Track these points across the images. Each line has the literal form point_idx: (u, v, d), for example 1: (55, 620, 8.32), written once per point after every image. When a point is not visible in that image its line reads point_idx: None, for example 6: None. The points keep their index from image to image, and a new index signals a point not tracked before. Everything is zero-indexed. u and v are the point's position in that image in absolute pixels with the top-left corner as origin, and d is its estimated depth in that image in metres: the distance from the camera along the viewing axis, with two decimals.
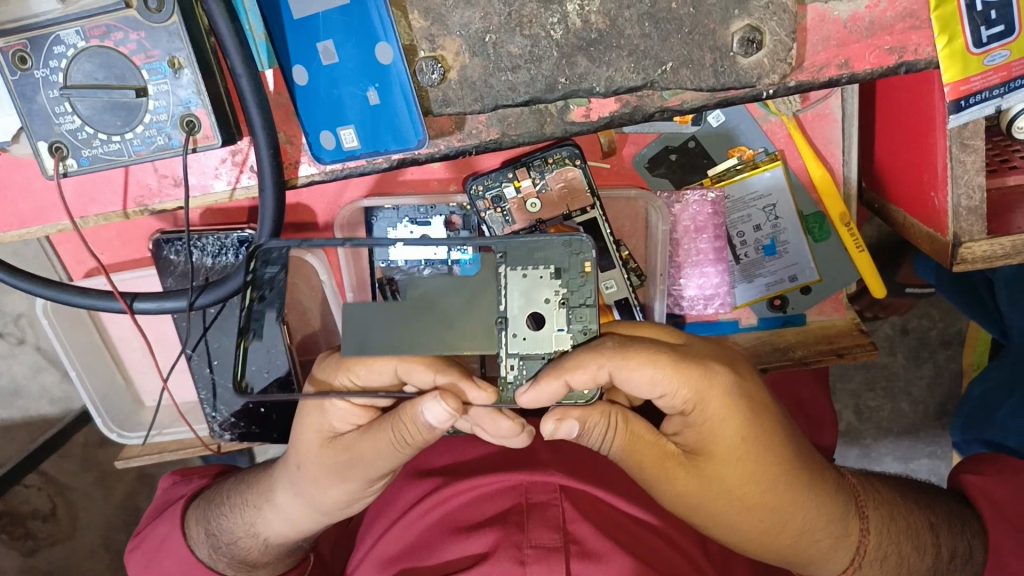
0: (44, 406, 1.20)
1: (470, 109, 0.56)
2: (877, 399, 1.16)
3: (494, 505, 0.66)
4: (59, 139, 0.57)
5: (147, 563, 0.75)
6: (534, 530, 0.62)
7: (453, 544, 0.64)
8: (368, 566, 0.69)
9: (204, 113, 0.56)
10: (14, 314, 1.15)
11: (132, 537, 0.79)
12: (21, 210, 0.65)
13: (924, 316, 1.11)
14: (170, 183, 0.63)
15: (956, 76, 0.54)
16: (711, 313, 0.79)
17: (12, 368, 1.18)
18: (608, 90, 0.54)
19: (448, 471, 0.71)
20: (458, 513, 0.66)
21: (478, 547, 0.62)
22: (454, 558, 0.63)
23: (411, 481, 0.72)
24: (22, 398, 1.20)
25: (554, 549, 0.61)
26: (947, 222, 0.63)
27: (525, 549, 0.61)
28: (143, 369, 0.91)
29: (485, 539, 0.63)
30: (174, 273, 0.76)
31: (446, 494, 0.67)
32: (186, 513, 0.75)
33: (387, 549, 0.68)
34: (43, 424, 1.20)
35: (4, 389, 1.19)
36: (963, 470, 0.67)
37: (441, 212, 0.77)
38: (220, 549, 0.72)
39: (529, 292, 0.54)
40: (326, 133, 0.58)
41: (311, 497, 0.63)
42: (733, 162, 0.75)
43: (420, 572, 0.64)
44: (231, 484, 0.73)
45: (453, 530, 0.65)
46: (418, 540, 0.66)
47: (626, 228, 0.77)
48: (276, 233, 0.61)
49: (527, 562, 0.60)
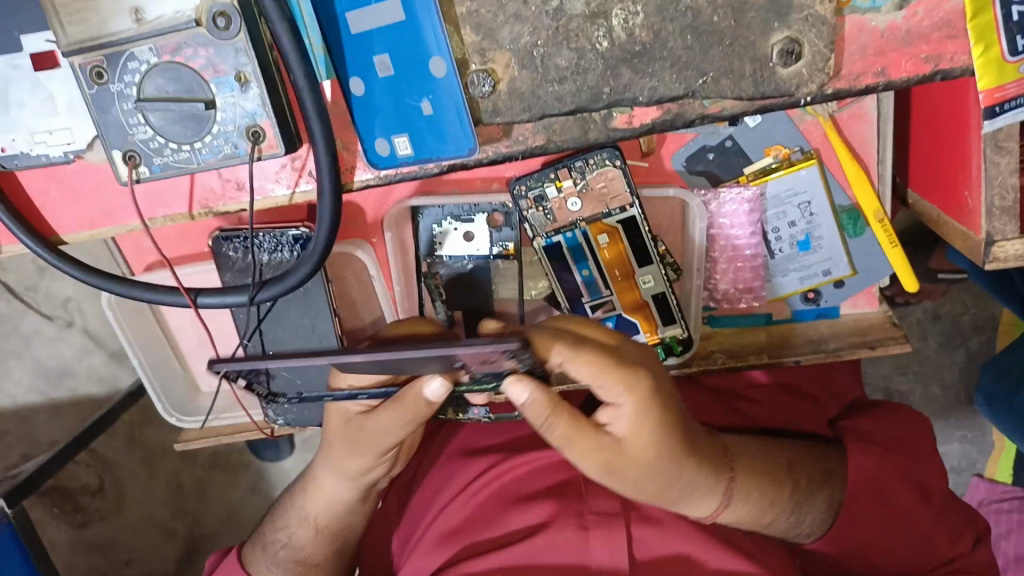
0: (91, 385, 1.26)
1: (518, 118, 0.59)
2: (908, 383, 1.18)
3: (550, 479, 0.74)
4: (132, 147, 0.61)
5: None
6: (593, 499, 0.71)
7: (511, 515, 0.72)
8: (423, 544, 0.76)
9: (269, 124, 0.59)
10: (62, 298, 1.22)
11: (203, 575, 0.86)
12: (92, 212, 0.69)
13: (957, 302, 1.12)
14: (233, 186, 0.67)
15: (990, 84, 0.55)
16: (745, 307, 0.83)
17: (61, 350, 1.24)
18: (650, 99, 0.57)
19: (491, 453, 0.80)
20: (515, 486, 0.75)
21: (537, 516, 0.70)
22: (514, 528, 0.71)
23: (454, 468, 0.81)
24: (70, 378, 1.26)
25: (613, 514, 0.69)
26: (980, 221, 0.65)
27: (586, 516, 0.69)
28: (200, 357, 0.96)
29: (543, 510, 0.71)
30: (233, 268, 0.80)
31: (503, 470, 0.76)
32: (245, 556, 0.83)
33: (443, 526, 0.75)
34: (93, 403, 1.26)
35: (55, 368, 1.25)
36: (843, 419, 0.79)
37: (483, 210, 0.80)
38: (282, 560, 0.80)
39: (479, 356, 0.54)
40: (379, 140, 0.61)
41: (338, 464, 0.73)
42: (769, 161, 0.76)
43: (481, 540, 0.72)
44: (290, 490, 0.83)
45: (510, 502, 0.73)
46: (475, 515, 0.74)
47: (664, 220, 0.80)
48: (332, 235, 0.64)
49: (589, 528, 0.68)
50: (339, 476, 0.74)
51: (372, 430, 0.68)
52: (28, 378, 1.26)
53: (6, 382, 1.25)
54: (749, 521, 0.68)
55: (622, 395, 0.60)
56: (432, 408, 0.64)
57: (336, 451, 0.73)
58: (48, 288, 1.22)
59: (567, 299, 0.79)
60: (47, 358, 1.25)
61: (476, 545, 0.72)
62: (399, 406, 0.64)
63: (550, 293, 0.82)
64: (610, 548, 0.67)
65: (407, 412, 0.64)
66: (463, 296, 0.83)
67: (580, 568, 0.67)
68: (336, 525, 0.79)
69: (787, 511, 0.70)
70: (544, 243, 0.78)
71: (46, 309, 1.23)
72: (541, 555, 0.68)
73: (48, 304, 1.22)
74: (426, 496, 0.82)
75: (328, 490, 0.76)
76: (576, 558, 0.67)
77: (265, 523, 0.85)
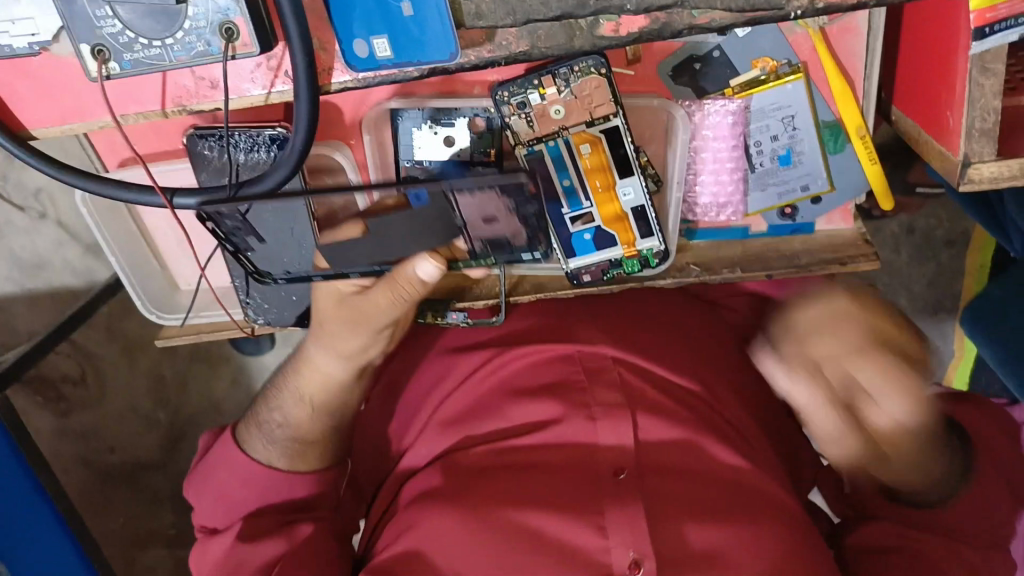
0: (68, 277, 1.26)
1: (501, 22, 0.57)
2: (877, 294, 1.21)
3: (552, 373, 0.78)
4: (100, 42, 0.59)
5: (206, 480, 0.82)
6: (598, 391, 0.74)
7: (517, 406, 0.76)
8: (429, 430, 0.80)
9: (243, 21, 0.58)
10: (33, 188, 1.19)
11: (192, 461, 0.86)
12: (61, 106, 0.67)
13: (930, 216, 1.14)
14: (207, 85, 0.65)
15: (980, 3, 0.56)
16: (724, 220, 0.84)
17: (35, 241, 1.23)
18: (638, 7, 0.55)
19: (484, 349, 0.83)
20: (516, 378, 0.79)
21: (543, 411, 0.75)
22: (520, 416, 0.76)
23: (450, 362, 0.85)
24: (46, 269, 1.25)
25: (618, 405, 0.73)
26: (958, 142, 0.65)
27: (594, 407, 0.73)
28: (178, 256, 0.95)
29: (551, 407, 0.74)
30: (208, 168, 0.79)
31: (503, 361, 0.80)
32: (238, 433, 0.83)
33: (446, 413, 0.80)
34: (70, 295, 1.27)
35: (29, 260, 1.25)
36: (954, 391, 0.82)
37: (465, 114, 0.78)
38: (275, 440, 0.81)
39: (481, 208, 0.65)
40: (358, 41, 0.59)
41: (334, 343, 0.77)
42: (756, 73, 0.75)
43: (487, 426, 0.77)
44: (284, 368, 0.85)
45: (514, 392, 0.78)
46: (477, 404, 0.79)
47: (646, 133, 0.80)
48: (309, 138, 0.63)
49: (598, 419, 0.72)
50: (337, 356, 0.78)
51: (366, 307, 0.73)
52: (3, 268, 1.25)
53: None
54: (891, 472, 0.70)
55: (837, 295, 0.71)
56: (423, 289, 0.71)
57: (334, 332, 0.76)
58: (20, 178, 1.18)
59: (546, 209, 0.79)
60: (20, 249, 1.24)
61: (484, 434, 0.76)
62: (391, 287, 0.70)
63: None
64: (616, 435, 0.71)
65: (399, 292, 0.71)
66: None
67: (588, 451, 0.72)
68: (331, 403, 0.82)
69: (942, 453, 0.70)
70: (526, 152, 0.77)
71: (18, 200, 1.19)
72: (556, 443, 0.73)
73: (19, 194, 1.19)
74: (423, 384, 0.87)
75: (324, 369, 0.79)
76: (587, 445, 0.72)
77: (261, 397, 0.86)
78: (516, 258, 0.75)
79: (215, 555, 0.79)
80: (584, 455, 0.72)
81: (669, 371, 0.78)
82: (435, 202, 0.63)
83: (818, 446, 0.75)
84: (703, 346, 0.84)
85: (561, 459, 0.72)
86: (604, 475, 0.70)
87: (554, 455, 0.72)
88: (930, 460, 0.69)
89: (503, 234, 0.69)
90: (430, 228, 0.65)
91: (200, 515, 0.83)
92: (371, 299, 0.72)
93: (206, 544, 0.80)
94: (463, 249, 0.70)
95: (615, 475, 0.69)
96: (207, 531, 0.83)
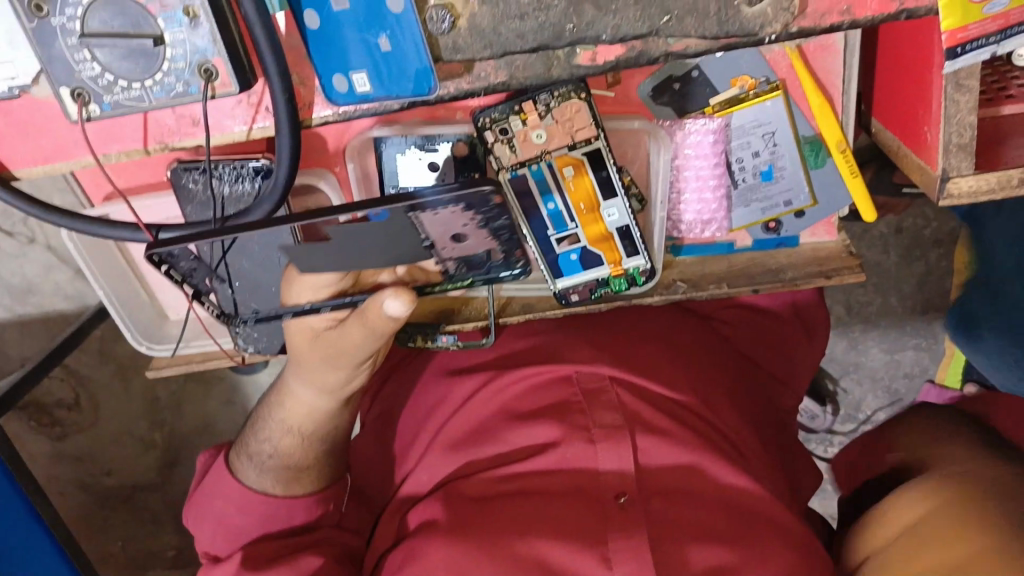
0: (59, 301, 1.26)
1: (478, 55, 0.58)
2: (867, 294, 1.21)
3: (549, 397, 0.79)
4: (80, 85, 0.59)
5: (205, 506, 0.82)
6: (596, 414, 0.75)
7: (517, 431, 0.77)
8: (431, 452, 0.82)
9: (220, 61, 0.58)
10: (21, 215, 1.17)
11: (188, 492, 0.87)
12: (43, 146, 0.67)
13: (918, 216, 1.13)
14: (188, 123, 0.65)
15: (955, 23, 0.55)
16: (709, 236, 0.85)
17: (24, 267, 1.22)
18: (614, 37, 0.56)
19: (477, 373, 0.85)
20: (515, 402, 0.80)
21: (542, 435, 0.76)
22: (521, 442, 0.77)
23: (446, 387, 0.87)
24: (37, 295, 1.25)
25: (618, 428, 0.74)
26: (936, 157, 0.65)
27: (593, 430, 0.74)
28: (165, 287, 0.95)
29: (547, 430, 0.76)
30: (193, 201, 0.79)
31: (501, 385, 0.81)
32: (230, 461, 0.83)
33: (448, 437, 0.82)
34: (61, 320, 1.27)
35: (20, 286, 1.24)
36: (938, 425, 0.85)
37: (448, 139, 0.78)
38: (266, 467, 0.81)
39: (447, 224, 0.63)
40: (338, 76, 0.60)
41: (314, 376, 0.74)
42: (735, 92, 0.76)
43: (489, 451, 0.78)
44: (267, 399, 0.83)
45: (513, 417, 0.79)
46: (479, 426, 0.81)
47: (628, 153, 0.80)
48: (292, 172, 0.63)
49: (598, 442, 0.73)
50: (318, 388, 0.76)
51: (338, 340, 0.70)
52: None
53: None
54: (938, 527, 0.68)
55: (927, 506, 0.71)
56: (397, 325, 0.66)
57: (313, 368, 0.73)
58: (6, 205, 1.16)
59: (532, 232, 0.80)
60: (10, 275, 1.23)
61: (486, 461, 0.78)
62: (362, 321, 0.66)
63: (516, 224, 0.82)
64: (618, 459, 0.72)
65: (370, 328, 0.66)
66: None
67: (591, 476, 0.73)
68: (319, 431, 0.80)
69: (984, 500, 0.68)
70: (510, 176, 0.77)
71: (6, 226, 1.18)
72: (560, 466, 0.74)
73: (7, 220, 1.17)
74: (420, 408, 0.89)
75: (306, 400, 0.77)
76: (589, 467, 0.73)
77: (248, 426, 0.85)
78: (495, 276, 0.77)
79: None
80: (588, 480, 0.73)
81: (667, 390, 0.79)
82: (396, 218, 0.60)
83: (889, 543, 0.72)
84: (698, 358, 0.85)
85: (565, 485, 0.73)
86: (607, 500, 0.71)
87: (556, 480, 0.73)
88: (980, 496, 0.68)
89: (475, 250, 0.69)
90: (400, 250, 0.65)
91: (201, 543, 0.83)
92: (344, 332, 0.68)
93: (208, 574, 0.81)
94: (437, 270, 0.72)
95: (617, 500, 0.70)
96: (209, 558, 0.83)
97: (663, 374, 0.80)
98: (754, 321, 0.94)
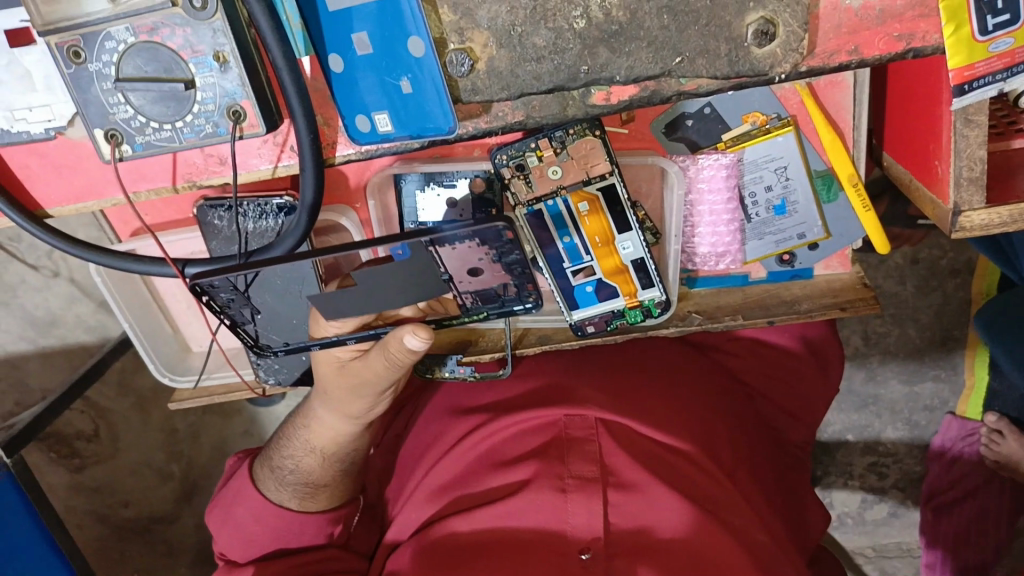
0: (80, 334, 1.28)
1: (497, 96, 0.59)
2: (885, 325, 1.21)
3: (535, 439, 0.77)
4: (114, 127, 0.61)
5: (225, 517, 0.84)
6: (574, 463, 0.73)
7: (496, 475, 0.76)
8: (417, 496, 0.81)
9: (249, 104, 0.60)
10: (46, 248, 1.21)
11: (210, 500, 0.89)
12: (76, 185, 0.70)
13: (934, 246, 1.13)
14: (215, 162, 0.67)
15: (961, 63, 0.57)
16: (723, 269, 0.85)
17: (48, 300, 1.25)
18: (628, 78, 0.57)
19: (484, 411, 0.84)
20: (501, 447, 0.78)
21: (519, 477, 0.74)
22: (499, 486, 0.75)
23: (445, 424, 0.87)
24: (60, 327, 1.28)
25: (591, 480, 0.72)
26: (948, 191, 0.66)
27: (566, 479, 0.72)
28: (189, 320, 0.97)
29: (527, 471, 0.74)
30: (219, 237, 0.81)
31: (492, 428, 0.79)
32: (254, 472, 0.85)
33: (433, 482, 0.81)
34: (83, 352, 1.29)
35: (43, 319, 1.27)
36: None
37: (465, 176, 0.81)
38: (286, 482, 0.82)
39: (464, 261, 0.66)
40: (360, 117, 0.62)
41: (340, 406, 0.77)
42: (748, 128, 0.77)
43: (469, 497, 0.77)
44: (293, 417, 0.85)
45: (497, 462, 0.77)
46: (463, 472, 0.79)
47: (642, 188, 0.82)
48: (315, 208, 0.65)
49: (569, 491, 0.71)
50: (342, 415, 0.78)
51: (366, 370, 0.72)
52: (17, 327, 1.27)
53: None
54: None
55: None
56: (415, 356, 0.68)
57: (337, 397, 0.76)
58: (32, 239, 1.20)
59: (549, 266, 0.81)
60: (33, 308, 1.25)
61: (465, 503, 0.76)
62: (386, 353, 0.68)
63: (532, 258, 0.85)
64: (586, 513, 0.70)
65: (393, 359, 0.69)
66: None
67: (557, 531, 0.71)
68: (342, 452, 0.82)
69: None
70: (526, 211, 0.79)
71: (31, 260, 1.21)
72: (522, 515, 0.72)
73: (33, 255, 1.21)
74: (422, 443, 0.89)
75: (330, 427, 0.80)
76: (558, 517, 0.71)
77: (276, 439, 0.86)
78: (508, 311, 0.74)
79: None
80: (554, 535, 0.71)
81: (655, 431, 0.77)
82: (418, 253, 0.63)
83: None
84: (695, 397, 0.84)
85: (532, 535, 0.71)
86: (569, 555, 0.69)
87: (523, 532, 0.71)
88: None
89: (492, 286, 0.71)
90: (422, 289, 0.66)
91: (218, 544, 0.85)
92: (370, 363, 0.71)
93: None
94: (454, 301, 0.73)
95: (579, 556, 0.69)
96: (224, 560, 0.85)
97: (672, 410, 0.81)
98: (764, 356, 0.94)
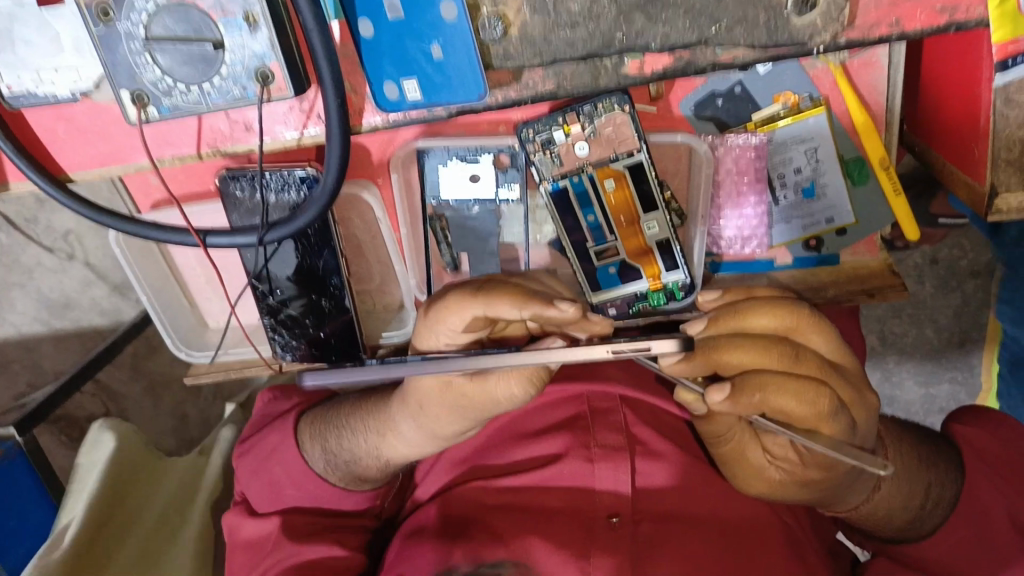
0: (95, 317, 1.27)
1: (529, 63, 0.58)
2: (902, 325, 1.14)
3: (557, 415, 0.76)
4: (141, 89, 0.61)
5: (259, 467, 0.83)
6: (600, 432, 0.72)
7: (519, 447, 0.75)
8: (438, 467, 0.80)
9: (278, 66, 0.59)
10: (64, 230, 1.21)
11: (239, 444, 0.88)
12: (102, 150, 0.69)
13: (954, 246, 1.07)
14: (241, 128, 0.67)
15: (1005, 37, 0.56)
16: (748, 253, 0.84)
17: (63, 282, 1.24)
18: (662, 46, 0.56)
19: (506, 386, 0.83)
20: (522, 421, 0.77)
21: (548, 450, 0.73)
22: (521, 459, 0.75)
23: None
24: (74, 309, 1.27)
25: (618, 449, 0.71)
26: (985, 171, 0.65)
27: (593, 449, 0.71)
28: (207, 295, 0.97)
29: (555, 443, 0.73)
30: (240, 209, 0.81)
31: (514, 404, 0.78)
32: (297, 427, 0.83)
33: (454, 452, 0.79)
34: (96, 335, 1.28)
35: (58, 300, 1.26)
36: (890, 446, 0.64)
37: (489, 151, 0.80)
38: (337, 465, 0.79)
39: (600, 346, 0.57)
40: (389, 84, 0.61)
41: (428, 426, 0.67)
42: (778, 108, 0.76)
43: (490, 468, 0.76)
44: (363, 411, 0.77)
45: (519, 436, 0.76)
46: (484, 443, 0.78)
47: (669, 168, 0.81)
48: (341, 176, 0.63)
49: (595, 460, 0.70)
50: (428, 434, 0.68)
51: (481, 395, 0.60)
52: (32, 308, 1.26)
53: (10, 312, 1.26)
54: (876, 516, 0.64)
55: None
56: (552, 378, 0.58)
57: (433, 415, 0.65)
58: (49, 220, 1.20)
59: (570, 243, 0.80)
60: (49, 289, 1.25)
61: (483, 471, 0.76)
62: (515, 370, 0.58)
63: (555, 238, 0.84)
64: (614, 478, 0.69)
65: (524, 378, 0.58)
66: (468, 243, 0.84)
67: (585, 495, 0.70)
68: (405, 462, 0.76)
69: (889, 486, 0.63)
70: (550, 188, 0.78)
71: (48, 241, 1.22)
72: (550, 483, 0.72)
73: (49, 236, 1.21)
74: None
75: (413, 441, 0.71)
76: (585, 485, 0.70)
77: (340, 411, 0.80)
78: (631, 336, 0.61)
79: (246, 536, 0.81)
80: (582, 500, 0.70)
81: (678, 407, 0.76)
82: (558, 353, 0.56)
83: (899, 515, 0.64)
84: None
85: (559, 500, 0.71)
86: (596, 518, 0.68)
87: (551, 497, 0.71)
88: (871, 489, 0.62)
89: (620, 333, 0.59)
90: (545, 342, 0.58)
91: (241, 483, 0.85)
92: (497, 381, 0.59)
93: (242, 519, 0.81)
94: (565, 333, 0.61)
95: (608, 519, 0.68)
96: (245, 499, 0.85)
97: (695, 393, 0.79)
98: None
